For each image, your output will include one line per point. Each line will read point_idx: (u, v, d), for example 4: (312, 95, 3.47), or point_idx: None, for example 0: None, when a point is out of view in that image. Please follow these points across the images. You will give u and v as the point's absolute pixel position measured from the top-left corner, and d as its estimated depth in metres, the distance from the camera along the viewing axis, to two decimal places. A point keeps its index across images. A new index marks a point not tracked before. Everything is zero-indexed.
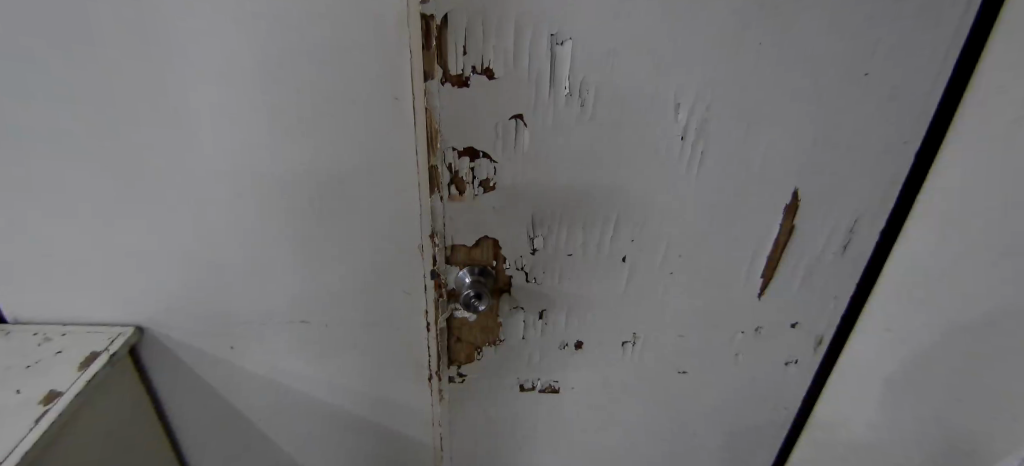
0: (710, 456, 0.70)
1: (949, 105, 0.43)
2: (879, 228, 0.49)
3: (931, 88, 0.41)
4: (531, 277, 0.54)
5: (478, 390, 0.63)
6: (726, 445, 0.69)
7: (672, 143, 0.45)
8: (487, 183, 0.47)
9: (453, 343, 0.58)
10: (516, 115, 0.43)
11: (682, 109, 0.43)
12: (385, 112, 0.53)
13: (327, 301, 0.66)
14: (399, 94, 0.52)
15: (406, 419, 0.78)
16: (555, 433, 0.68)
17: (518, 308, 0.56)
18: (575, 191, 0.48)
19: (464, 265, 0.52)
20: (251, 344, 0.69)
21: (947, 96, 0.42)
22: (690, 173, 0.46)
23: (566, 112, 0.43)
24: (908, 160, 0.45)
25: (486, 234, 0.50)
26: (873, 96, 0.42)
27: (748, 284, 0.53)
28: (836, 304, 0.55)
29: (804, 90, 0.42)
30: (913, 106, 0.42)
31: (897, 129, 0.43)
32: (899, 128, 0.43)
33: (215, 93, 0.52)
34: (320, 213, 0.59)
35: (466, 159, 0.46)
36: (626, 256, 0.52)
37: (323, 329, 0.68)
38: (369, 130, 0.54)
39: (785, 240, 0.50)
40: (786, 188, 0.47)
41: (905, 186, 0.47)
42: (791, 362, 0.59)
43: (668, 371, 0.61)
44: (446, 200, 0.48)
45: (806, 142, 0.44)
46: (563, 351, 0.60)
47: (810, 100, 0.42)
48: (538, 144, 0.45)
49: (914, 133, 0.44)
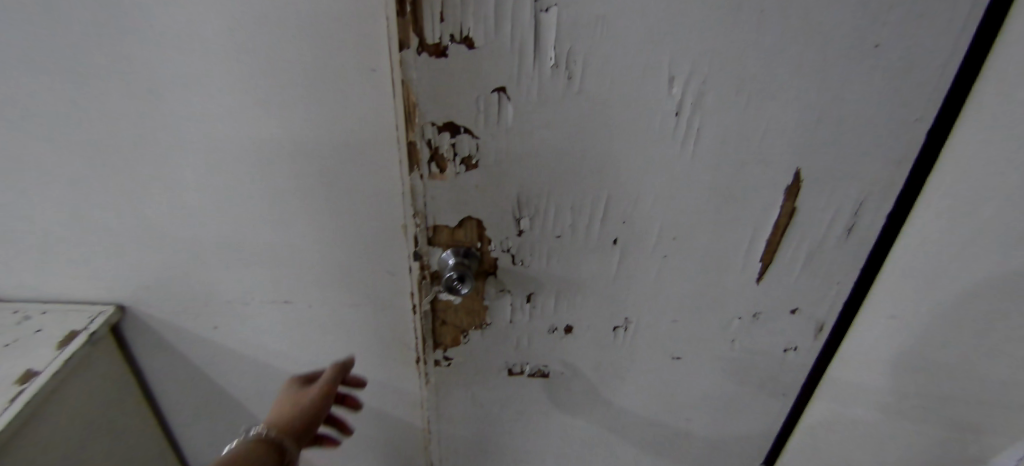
0: (702, 445, 0.69)
1: (967, 74, 0.39)
2: (888, 210, 0.45)
3: (948, 59, 0.37)
4: (518, 259, 0.53)
5: (466, 370, 0.63)
6: (720, 434, 0.67)
7: (666, 119, 0.41)
8: (469, 161, 0.45)
9: (438, 325, 0.58)
10: (499, 88, 0.41)
11: (677, 82, 0.39)
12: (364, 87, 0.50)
13: (312, 281, 0.64)
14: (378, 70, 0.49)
15: (395, 401, 0.77)
16: (544, 417, 0.68)
17: (505, 291, 0.56)
18: (562, 170, 0.45)
19: (447, 247, 0.51)
20: (236, 324, 0.69)
21: (966, 63, 0.38)
22: (686, 151, 0.43)
23: (552, 85, 0.40)
24: (921, 136, 0.41)
25: (470, 215, 0.49)
26: (883, 68, 0.37)
27: (746, 269, 0.50)
28: (838, 291, 0.51)
29: (814, 61, 0.37)
30: (928, 80, 0.38)
31: (910, 105, 0.39)
32: (914, 104, 0.39)
33: (191, 70, 0.50)
34: (302, 192, 0.57)
35: (446, 134, 0.43)
36: (617, 239, 0.50)
37: (310, 309, 0.67)
38: (348, 105, 0.51)
39: (785, 222, 0.46)
40: (788, 167, 0.43)
41: (916, 164, 0.43)
42: (791, 349, 0.57)
43: (661, 356, 0.60)
44: (426, 179, 0.46)
45: (811, 118, 0.40)
46: (553, 335, 0.60)
47: (819, 72, 0.38)
48: (522, 118, 0.42)
49: (927, 109, 0.39)
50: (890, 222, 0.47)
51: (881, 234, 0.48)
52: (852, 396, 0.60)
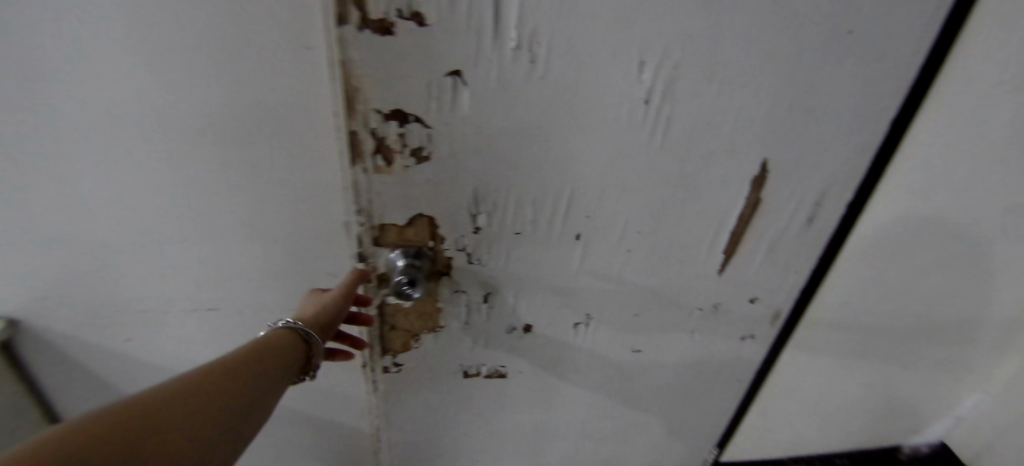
0: (652, 425, 0.72)
1: (930, 69, 0.38)
2: (847, 201, 0.46)
3: (915, 50, 0.37)
4: (475, 259, 0.49)
5: (421, 373, 0.60)
6: (669, 414, 0.70)
7: (635, 107, 0.38)
8: (420, 153, 0.40)
9: (387, 331, 0.54)
10: (454, 71, 0.36)
11: (647, 68, 0.36)
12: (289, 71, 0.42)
13: (241, 284, 0.57)
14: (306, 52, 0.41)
15: (342, 406, 0.73)
16: (500, 412, 0.67)
17: (460, 292, 0.52)
18: (523, 163, 0.42)
19: (396, 247, 0.46)
20: (152, 333, 0.61)
21: (930, 58, 0.37)
22: (654, 142, 0.41)
23: (513, 69, 0.36)
24: (883, 127, 0.41)
25: (420, 212, 0.44)
26: (853, 56, 0.36)
27: (709, 261, 0.50)
28: (795, 279, 0.53)
29: (788, 49, 0.36)
30: (892, 71, 0.38)
31: (874, 96, 0.39)
32: (878, 95, 0.39)
33: (48, 44, 0.39)
34: (219, 190, 0.49)
35: (393, 123, 0.38)
36: (580, 234, 0.47)
37: (241, 314, 0.60)
38: (270, 92, 0.43)
39: (750, 214, 0.46)
40: (756, 158, 0.42)
41: (877, 157, 0.43)
42: (748, 337, 0.58)
43: (621, 348, 0.60)
44: (370, 173, 0.41)
45: (780, 108, 0.39)
46: (511, 334, 0.57)
47: (791, 61, 0.36)
48: (479, 106, 0.38)
49: (892, 100, 0.39)
50: (845, 212, 0.47)
51: (840, 224, 0.48)
52: (790, 361, 0.65)
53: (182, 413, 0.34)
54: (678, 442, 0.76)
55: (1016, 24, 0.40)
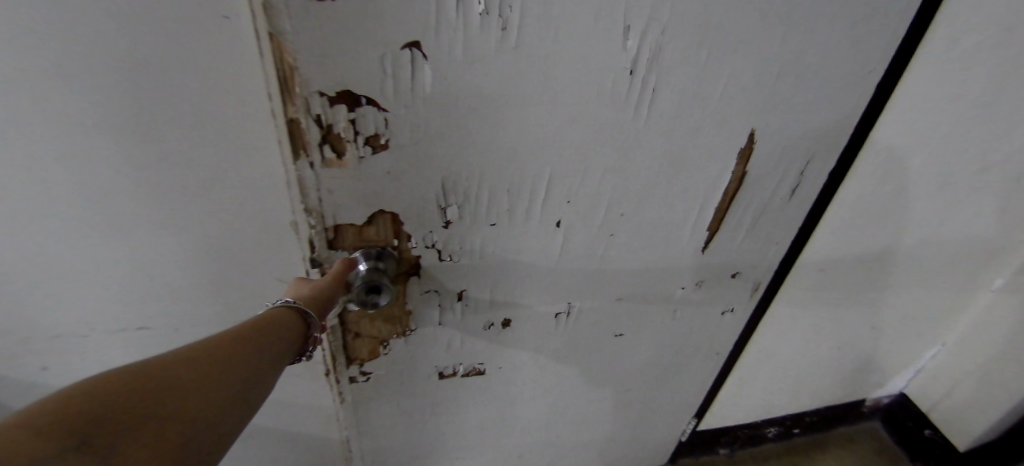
0: (632, 403, 0.72)
1: (919, 29, 0.38)
2: (830, 168, 0.46)
3: (906, 8, 0.36)
4: (446, 255, 0.45)
5: (393, 381, 0.55)
6: (649, 392, 0.70)
7: (620, 78, 0.35)
8: (376, 141, 0.35)
9: (351, 340, 0.48)
10: (410, 44, 0.30)
11: (632, 33, 0.33)
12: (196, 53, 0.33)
13: (173, 302, 0.49)
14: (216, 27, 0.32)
15: (306, 419, 0.67)
16: (481, 408, 0.64)
17: (431, 292, 0.47)
18: (498, 148, 0.37)
19: (356, 249, 0.41)
20: (66, 364, 0.52)
21: (920, 17, 0.37)
22: (639, 118, 0.37)
23: (483, 40, 0.31)
24: (870, 91, 0.40)
25: (381, 208, 0.39)
26: (843, 17, 0.35)
27: (693, 239, 0.48)
28: (776, 251, 0.52)
29: (781, 10, 0.33)
30: (877, 33, 0.37)
31: (859, 59, 0.38)
32: (862, 58, 0.38)
33: None
34: (127, 201, 0.40)
35: (342, 107, 0.32)
36: (560, 221, 0.44)
37: (178, 335, 0.52)
38: (177, 80, 0.34)
39: (735, 188, 0.45)
40: (743, 129, 0.40)
41: (862, 122, 0.43)
42: (727, 310, 0.58)
43: (603, 334, 0.58)
44: (318, 167, 0.35)
45: (769, 75, 0.37)
46: (489, 331, 0.54)
47: (783, 23, 0.34)
48: (445, 84, 0.33)
49: (880, 61, 0.39)
50: (823, 181, 0.47)
51: (823, 192, 0.48)
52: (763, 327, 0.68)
53: (196, 381, 0.26)
54: (657, 414, 0.77)
55: (974, 3, 0.43)
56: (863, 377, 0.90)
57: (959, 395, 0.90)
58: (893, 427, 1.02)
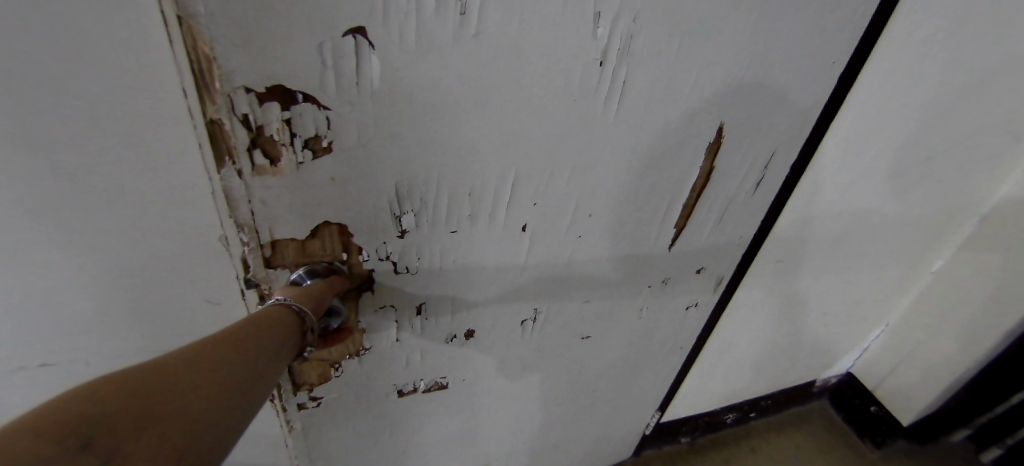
0: (600, 403, 0.71)
1: (880, 22, 0.38)
2: (792, 161, 0.46)
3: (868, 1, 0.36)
4: (402, 267, 0.40)
5: (348, 404, 0.50)
6: (615, 390, 0.69)
7: (590, 70, 0.32)
8: (317, 144, 0.30)
9: (297, 364, 0.42)
10: (353, 30, 0.26)
11: (603, 21, 0.30)
12: (75, 48, 0.26)
13: (73, 335, 0.41)
14: (98, 14, 0.25)
15: (248, 450, 0.60)
16: (444, 423, 0.60)
17: (387, 307, 0.43)
18: (458, 148, 0.34)
19: (297, 264, 0.36)
20: None
21: (882, 9, 0.38)
22: (609, 113, 0.35)
23: (439, 25, 0.27)
24: (832, 83, 0.41)
25: (327, 220, 0.34)
26: (810, 8, 0.34)
27: (660, 236, 0.47)
28: (739, 244, 0.53)
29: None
30: (840, 26, 0.37)
31: (821, 52, 0.38)
32: (824, 51, 0.38)
33: None
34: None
35: (273, 105, 0.27)
36: (526, 225, 0.41)
37: (82, 374, 0.44)
38: (53, 81, 0.27)
39: (703, 184, 0.44)
40: (712, 123, 0.39)
41: (824, 115, 0.44)
42: (692, 305, 0.58)
43: (571, 338, 0.56)
44: (247, 175, 0.30)
45: (738, 67, 0.36)
46: (451, 344, 0.50)
47: (754, 13, 0.33)
48: (397, 77, 0.29)
49: (843, 52, 0.39)
50: (780, 175, 0.47)
51: (785, 184, 0.49)
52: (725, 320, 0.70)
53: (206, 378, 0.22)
54: (623, 411, 0.77)
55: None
56: (812, 360, 0.95)
57: (903, 373, 0.97)
58: (840, 405, 1.10)
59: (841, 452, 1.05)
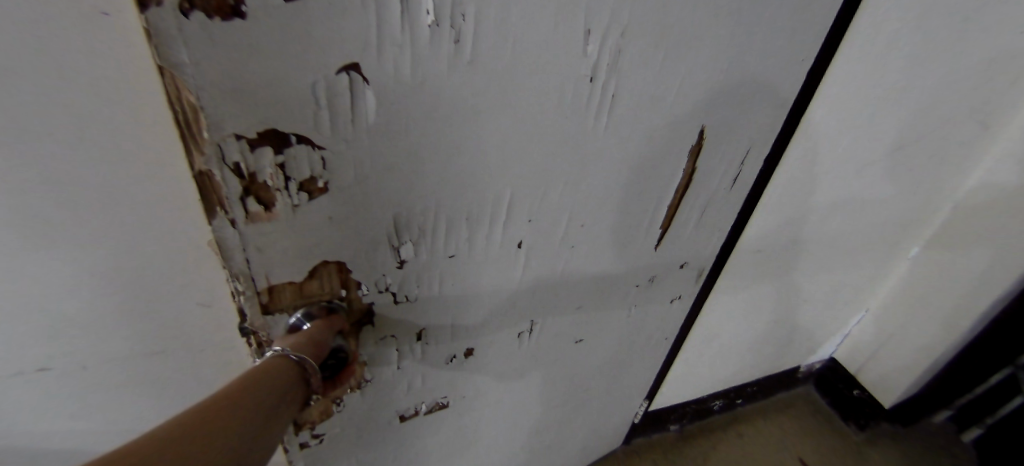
0: (593, 400, 0.73)
1: (845, 20, 0.41)
2: (766, 153, 0.49)
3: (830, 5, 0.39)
4: (402, 296, 0.39)
5: (350, 438, 0.48)
6: (607, 385, 0.71)
7: (580, 85, 0.33)
8: (312, 185, 0.29)
9: None
10: (348, 66, 0.25)
11: (592, 38, 0.31)
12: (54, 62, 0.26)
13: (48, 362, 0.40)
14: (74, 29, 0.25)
15: None
16: (445, 442, 0.60)
17: (388, 338, 0.42)
18: (455, 172, 0.34)
19: (295, 308, 0.34)
20: None
21: (846, 9, 0.40)
22: (599, 125, 0.36)
23: (434, 53, 0.27)
24: (800, 81, 0.44)
25: (325, 260, 0.33)
26: (779, 15, 0.36)
27: (648, 237, 0.49)
28: (719, 237, 0.55)
29: (727, 11, 0.34)
30: (805, 29, 0.39)
31: (788, 54, 0.40)
32: (791, 53, 0.40)
33: None
34: None
35: (266, 150, 0.26)
36: (522, 241, 0.41)
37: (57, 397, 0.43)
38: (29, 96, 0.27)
39: (686, 183, 0.46)
40: (694, 127, 0.41)
41: (794, 108, 0.46)
42: (676, 298, 0.61)
43: (567, 342, 0.57)
44: (241, 223, 0.28)
45: (715, 72, 0.37)
46: (451, 364, 0.49)
47: (729, 22, 0.34)
48: (393, 108, 0.28)
49: (809, 51, 0.41)
50: (753, 169, 0.50)
51: (761, 175, 0.52)
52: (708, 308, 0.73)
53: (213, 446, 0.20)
54: (615, 404, 0.79)
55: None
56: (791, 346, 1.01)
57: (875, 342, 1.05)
58: (826, 390, 1.18)
59: (813, 422, 1.15)
